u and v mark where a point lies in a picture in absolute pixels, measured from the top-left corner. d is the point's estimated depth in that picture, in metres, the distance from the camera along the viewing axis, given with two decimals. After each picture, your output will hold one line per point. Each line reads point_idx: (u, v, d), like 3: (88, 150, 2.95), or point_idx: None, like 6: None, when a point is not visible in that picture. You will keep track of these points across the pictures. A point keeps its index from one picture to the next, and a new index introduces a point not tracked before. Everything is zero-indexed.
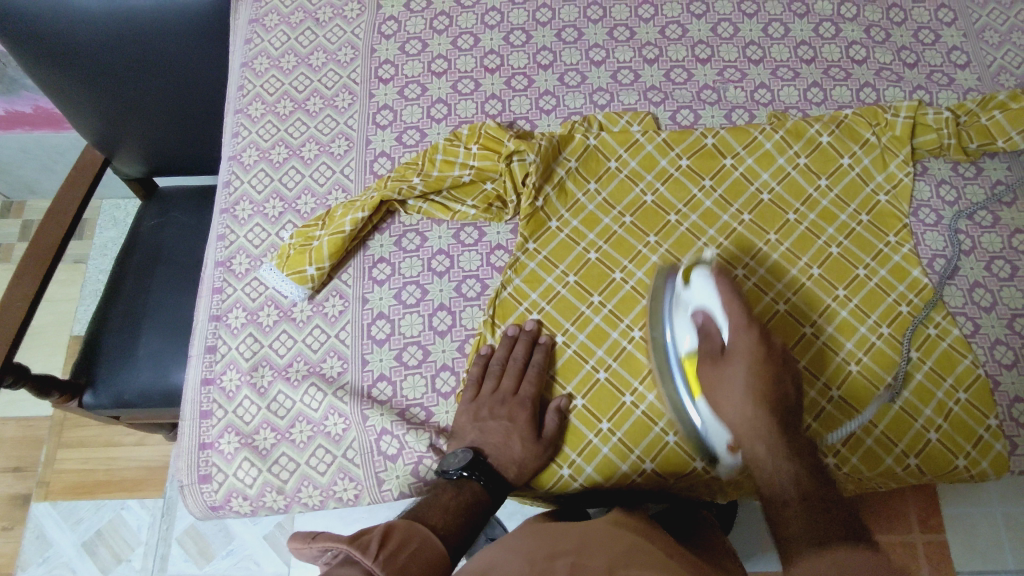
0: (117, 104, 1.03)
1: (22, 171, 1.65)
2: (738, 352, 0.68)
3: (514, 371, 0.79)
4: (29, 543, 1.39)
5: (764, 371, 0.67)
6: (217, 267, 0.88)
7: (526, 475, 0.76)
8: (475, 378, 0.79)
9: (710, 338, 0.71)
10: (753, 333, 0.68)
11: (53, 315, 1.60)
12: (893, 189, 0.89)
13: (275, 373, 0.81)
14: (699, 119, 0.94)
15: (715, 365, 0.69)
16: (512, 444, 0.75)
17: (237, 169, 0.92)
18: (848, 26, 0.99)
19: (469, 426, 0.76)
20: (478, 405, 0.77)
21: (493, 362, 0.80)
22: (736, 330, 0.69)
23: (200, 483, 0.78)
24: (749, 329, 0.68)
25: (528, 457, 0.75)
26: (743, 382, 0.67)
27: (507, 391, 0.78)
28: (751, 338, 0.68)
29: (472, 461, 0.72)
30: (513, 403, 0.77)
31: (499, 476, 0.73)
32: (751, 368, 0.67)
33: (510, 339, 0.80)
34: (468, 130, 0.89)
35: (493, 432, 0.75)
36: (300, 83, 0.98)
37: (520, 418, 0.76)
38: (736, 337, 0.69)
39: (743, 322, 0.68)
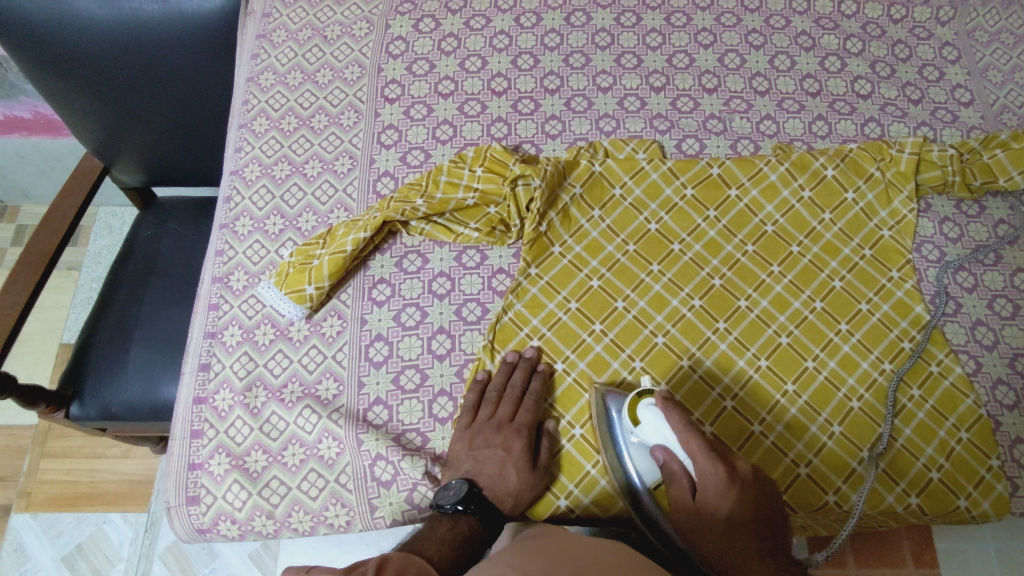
0: (120, 114, 1.02)
1: (18, 176, 1.63)
2: (706, 494, 0.64)
3: (511, 398, 0.77)
4: (7, 555, 1.36)
5: (738, 509, 0.63)
6: (214, 283, 0.86)
7: (522, 506, 0.73)
8: (471, 405, 0.77)
9: (677, 480, 0.67)
10: (720, 473, 0.63)
11: (43, 322, 1.58)
12: (896, 224, 0.89)
13: (269, 394, 0.79)
14: (704, 149, 0.94)
15: (690, 511, 0.65)
16: (507, 474, 0.72)
17: (239, 184, 0.91)
18: (854, 61, 0.99)
19: (464, 455, 0.74)
20: (473, 432, 0.75)
21: (490, 388, 0.78)
22: (701, 473, 0.64)
23: (187, 505, 0.76)
24: (714, 470, 0.64)
25: (524, 488, 0.73)
26: (717, 524, 0.63)
27: (503, 419, 0.76)
28: (717, 479, 0.63)
29: (467, 494, 0.70)
30: (509, 431, 0.75)
31: (495, 508, 0.71)
32: (727, 516, 0.62)
33: (509, 366, 0.79)
34: (474, 153, 0.89)
35: (488, 461, 0.73)
36: (305, 99, 0.97)
37: (516, 446, 0.74)
38: (703, 480, 0.64)
39: (704, 461, 0.64)
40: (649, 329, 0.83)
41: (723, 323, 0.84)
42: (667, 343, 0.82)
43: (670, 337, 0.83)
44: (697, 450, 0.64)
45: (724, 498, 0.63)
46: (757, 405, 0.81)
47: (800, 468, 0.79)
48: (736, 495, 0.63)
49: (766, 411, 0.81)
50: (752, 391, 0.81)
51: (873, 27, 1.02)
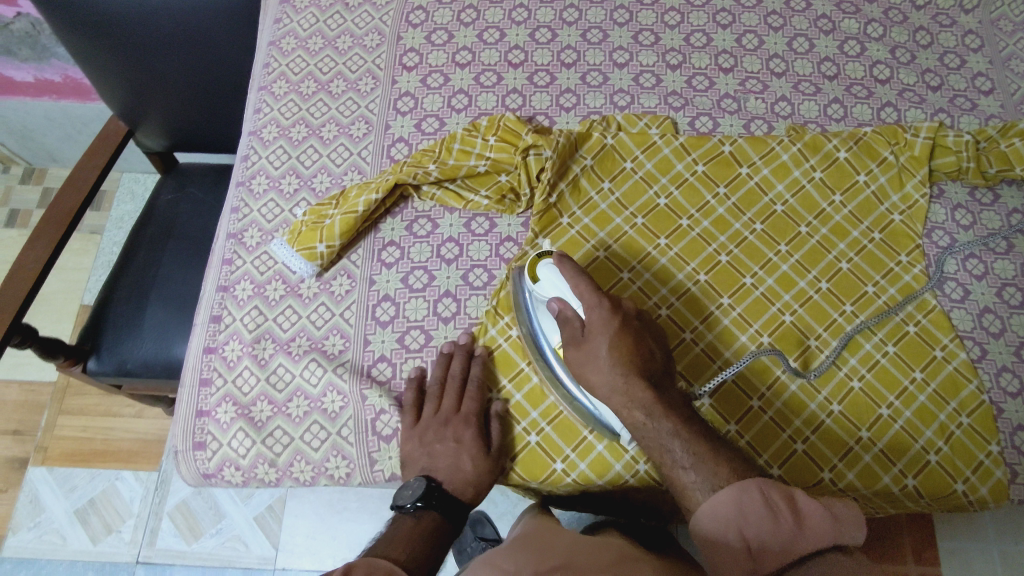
0: (145, 77, 1.05)
1: (46, 139, 1.68)
2: (595, 328, 0.70)
3: (454, 390, 0.77)
4: (23, 505, 1.41)
5: (625, 341, 0.69)
6: (228, 239, 0.88)
7: (483, 493, 0.74)
8: (414, 403, 0.77)
9: (569, 323, 0.71)
10: (605, 306, 0.70)
11: (64, 283, 1.62)
12: (908, 209, 0.89)
13: (276, 346, 0.81)
14: (717, 127, 0.94)
15: (579, 344, 0.71)
16: (464, 463, 0.73)
17: (257, 144, 0.93)
18: (874, 45, 0.99)
19: (419, 452, 0.75)
20: (421, 429, 0.76)
21: (431, 383, 0.78)
22: (588, 308, 0.70)
23: (194, 450, 0.78)
24: (599, 303, 0.70)
25: (482, 474, 0.74)
26: (606, 354, 0.69)
27: (450, 411, 0.76)
28: (603, 312, 0.70)
29: (427, 490, 0.70)
30: (458, 421, 0.75)
31: (456, 500, 0.72)
32: (610, 341, 0.69)
33: (446, 357, 0.79)
34: (488, 122, 0.90)
35: (443, 454, 0.74)
36: (325, 64, 0.98)
37: (466, 435, 0.74)
38: (590, 316, 0.70)
39: (593, 299, 0.70)
40: (653, 301, 0.84)
41: (727, 298, 0.84)
42: (671, 316, 0.83)
43: (674, 309, 0.84)
44: (586, 291, 0.70)
45: (607, 327, 0.70)
46: (757, 380, 0.81)
47: (797, 444, 0.79)
48: (619, 323, 0.70)
49: (765, 386, 0.81)
50: (752, 364, 0.82)
51: (895, 12, 1.01)
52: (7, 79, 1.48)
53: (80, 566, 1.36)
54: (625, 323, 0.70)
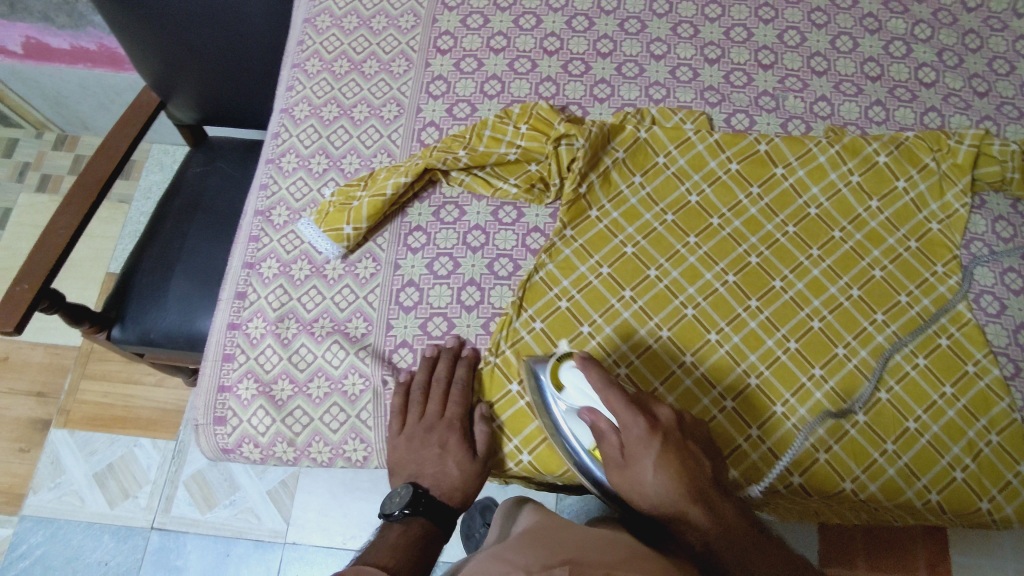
0: (180, 49, 1.06)
1: (79, 107, 1.69)
2: (634, 449, 0.67)
3: (438, 394, 0.77)
4: (44, 466, 1.45)
5: (670, 460, 0.66)
6: (256, 216, 0.88)
7: (471, 495, 0.74)
8: (399, 407, 0.77)
9: (605, 438, 0.69)
10: (642, 423, 0.67)
11: (91, 249, 1.64)
12: (946, 218, 0.86)
13: (300, 326, 0.81)
14: (753, 125, 0.92)
15: (620, 464, 0.67)
16: (449, 468, 0.74)
17: (288, 122, 0.93)
18: (920, 47, 0.96)
19: (404, 459, 0.75)
20: (407, 435, 0.76)
21: (414, 387, 0.77)
22: (624, 425, 0.67)
23: (214, 425, 0.79)
24: (636, 421, 0.67)
25: (468, 478, 0.74)
26: (652, 480, 0.65)
27: (434, 417, 0.76)
28: (640, 430, 0.66)
29: (414, 496, 0.71)
30: (442, 427, 0.75)
31: (443, 505, 0.72)
32: (655, 464, 0.65)
33: (430, 361, 0.78)
34: (520, 109, 0.89)
35: (429, 459, 0.74)
36: (359, 44, 0.97)
37: (450, 441, 0.74)
38: (626, 434, 0.67)
39: (627, 414, 0.67)
40: (679, 300, 0.83)
41: (755, 301, 0.83)
42: (697, 316, 0.82)
43: (700, 310, 0.82)
44: (618, 405, 0.67)
45: (647, 446, 0.66)
46: (781, 386, 0.80)
47: (819, 453, 0.78)
48: (660, 441, 0.66)
49: (789, 392, 0.80)
50: (777, 370, 0.80)
51: (944, 14, 0.98)
52: (45, 45, 1.50)
53: (97, 529, 1.40)
54: (667, 441, 0.66)
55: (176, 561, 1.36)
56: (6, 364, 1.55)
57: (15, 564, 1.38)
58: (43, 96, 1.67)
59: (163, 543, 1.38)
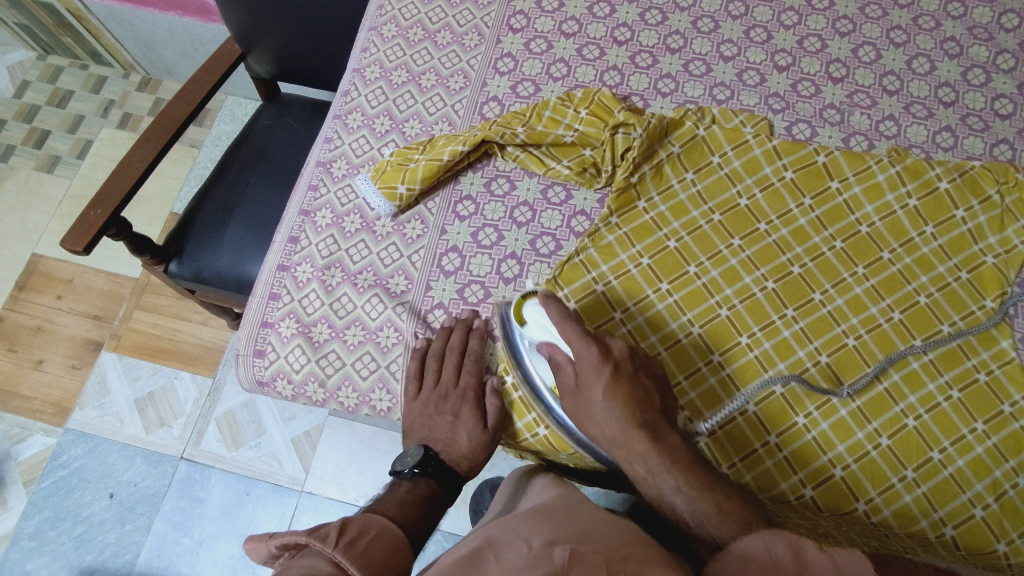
0: (265, 5, 1.13)
1: (166, 51, 1.78)
2: (587, 378, 0.70)
3: (453, 363, 0.79)
4: (91, 385, 1.54)
5: (618, 387, 0.69)
6: (318, 166, 0.92)
7: (477, 464, 0.77)
8: (415, 373, 0.79)
9: (562, 369, 0.72)
10: (593, 352, 0.69)
11: (160, 188, 1.74)
12: (1004, 253, 0.84)
13: (344, 276, 0.84)
14: (815, 136, 0.91)
15: (575, 390, 0.71)
16: (459, 437, 0.76)
17: (358, 81, 0.95)
18: (1000, 77, 0.93)
19: (418, 424, 0.78)
20: (422, 401, 0.78)
21: (430, 353, 0.79)
22: (577, 354, 0.70)
23: (253, 357, 0.82)
24: (589, 349, 0.70)
25: (476, 448, 0.76)
26: (600, 403, 0.70)
27: (449, 385, 0.78)
28: (592, 358, 0.69)
29: (425, 457, 0.74)
30: (456, 396, 0.78)
31: (450, 470, 0.75)
32: (604, 390, 0.69)
33: (446, 330, 0.81)
34: (583, 94, 0.91)
35: (441, 426, 0.77)
36: (435, 14, 0.99)
37: (463, 411, 0.77)
38: (580, 363, 0.70)
39: (581, 344, 0.70)
40: (714, 299, 0.83)
41: (791, 310, 0.83)
42: (730, 317, 0.82)
43: (734, 312, 0.83)
44: (573, 338, 0.70)
45: (599, 374, 0.70)
46: (806, 399, 0.79)
47: (835, 470, 0.77)
48: (611, 371, 0.69)
49: (814, 405, 0.79)
50: (804, 383, 0.80)
51: None
52: None
53: (131, 451, 1.48)
54: (616, 370, 0.69)
55: (199, 492, 1.43)
56: (69, 286, 1.65)
57: (54, 471, 1.47)
58: (136, 39, 1.77)
59: (189, 473, 1.45)
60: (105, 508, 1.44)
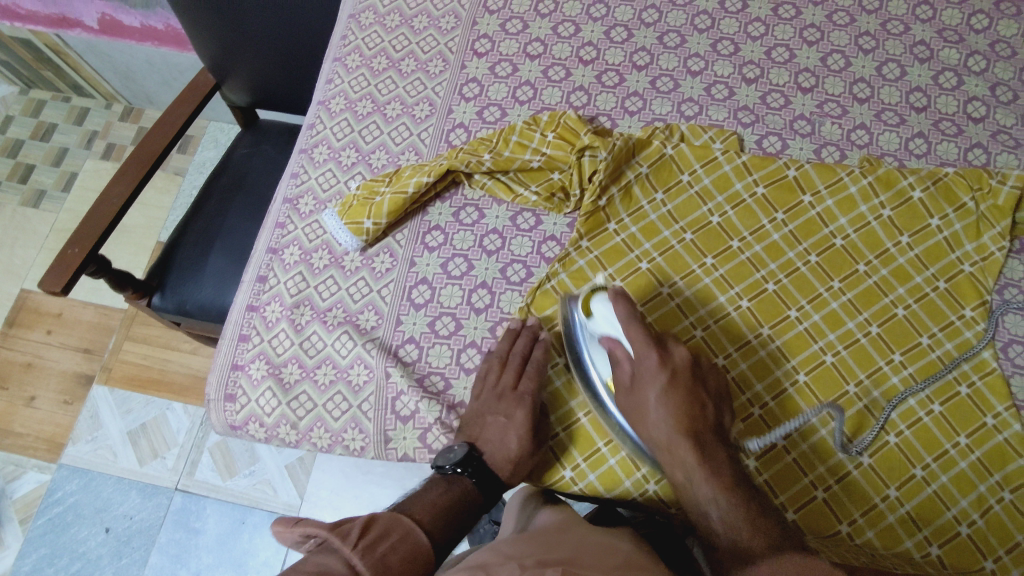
0: (235, 36, 1.13)
1: (145, 80, 1.78)
2: (646, 378, 0.71)
3: (514, 366, 0.77)
4: (84, 419, 1.53)
5: (674, 393, 0.70)
6: (285, 203, 0.91)
7: (521, 473, 0.74)
8: (479, 372, 0.79)
9: (620, 366, 0.73)
10: (654, 356, 0.71)
11: (145, 218, 1.74)
12: (981, 261, 0.83)
13: (314, 314, 0.83)
14: (786, 149, 0.90)
15: (628, 389, 0.72)
16: (508, 440, 0.74)
17: (323, 114, 0.95)
18: (972, 80, 0.92)
19: (471, 422, 0.76)
20: (477, 400, 0.77)
21: (495, 354, 0.78)
22: (638, 355, 0.72)
23: (224, 401, 0.82)
24: (650, 352, 0.71)
25: (523, 456, 0.74)
26: (654, 403, 0.70)
27: (506, 388, 0.76)
28: (652, 362, 0.71)
29: (467, 457, 0.72)
30: (514, 400, 0.76)
31: (493, 474, 0.73)
32: (660, 391, 0.70)
33: (512, 333, 0.80)
34: (549, 117, 0.89)
35: (492, 427, 0.75)
36: (399, 42, 0.98)
37: (516, 415, 0.75)
38: (641, 363, 0.72)
39: (642, 345, 0.71)
40: (689, 320, 0.82)
41: (767, 329, 0.82)
42: (706, 338, 0.81)
43: (710, 332, 0.82)
44: (637, 339, 0.71)
45: (657, 377, 0.71)
46: (785, 419, 0.78)
47: (817, 491, 0.76)
48: (668, 376, 0.70)
49: (794, 426, 0.78)
50: (782, 402, 0.79)
51: (1002, 46, 0.94)
52: (118, 22, 1.56)
53: (125, 484, 1.47)
54: (675, 376, 0.70)
55: (195, 524, 1.43)
56: (59, 320, 1.65)
57: (49, 508, 1.47)
58: (115, 70, 1.77)
59: (184, 505, 1.45)
60: (101, 542, 1.44)
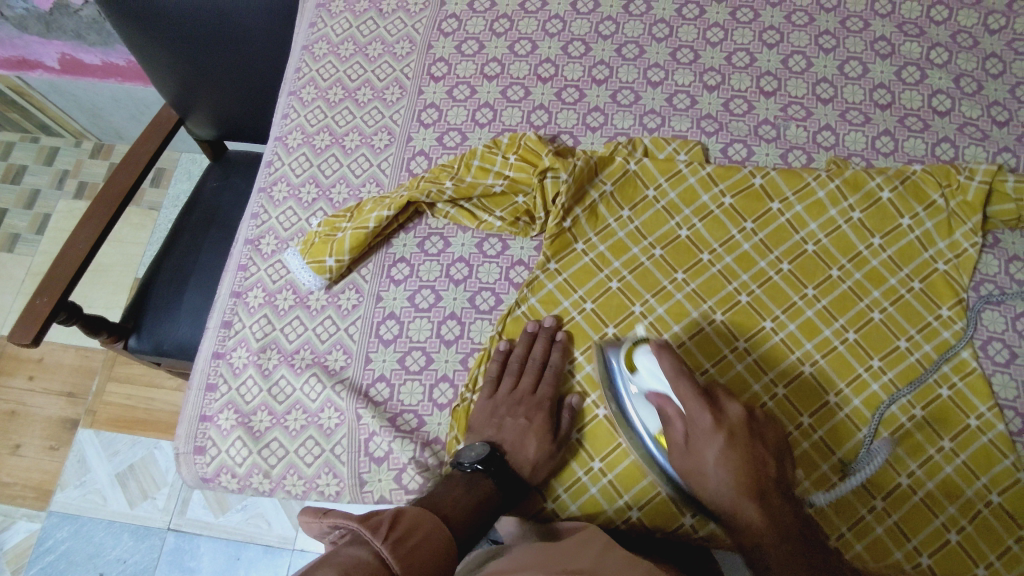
0: (193, 71, 1.10)
1: (112, 116, 1.76)
2: (699, 436, 0.67)
3: (533, 371, 0.78)
4: (71, 465, 1.51)
5: (732, 449, 0.65)
6: (246, 244, 0.89)
7: (538, 477, 0.73)
8: (494, 375, 0.78)
9: (672, 424, 0.69)
10: (707, 416, 0.66)
11: (121, 256, 1.71)
12: (955, 259, 0.81)
13: (281, 357, 0.82)
14: (751, 155, 0.89)
15: (683, 450, 0.67)
16: (528, 443, 0.73)
17: (281, 151, 0.94)
18: (935, 73, 0.91)
19: (488, 424, 0.75)
20: (495, 402, 0.76)
21: (511, 359, 0.79)
22: (690, 414, 0.67)
23: (194, 454, 0.80)
24: (703, 411, 0.67)
25: (542, 459, 0.73)
26: (711, 469, 0.65)
27: (525, 392, 0.77)
28: (705, 420, 0.66)
29: (489, 455, 0.71)
30: (532, 403, 0.76)
31: (512, 474, 0.72)
32: (719, 449, 0.65)
33: (530, 336, 0.79)
34: (509, 139, 0.88)
35: (511, 429, 0.74)
36: (354, 71, 0.97)
37: (537, 417, 0.74)
38: (693, 422, 0.67)
39: (693, 399, 0.67)
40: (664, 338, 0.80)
41: (742, 342, 0.80)
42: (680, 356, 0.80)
43: (685, 350, 0.80)
44: (686, 393, 0.67)
45: (713, 438, 0.66)
46: None
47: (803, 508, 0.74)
48: (724, 437, 0.65)
49: None
50: None
51: (964, 37, 0.93)
52: (79, 61, 1.54)
53: (117, 527, 1.45)
54: (731, 433, 0.66)
55: (190, 563, 1.41)
56: (40, 365, 1.62)
57: (42, 557, 1.45)
58: (81, 108, 1.75)
59: (178, 544, 1.43)
60: None
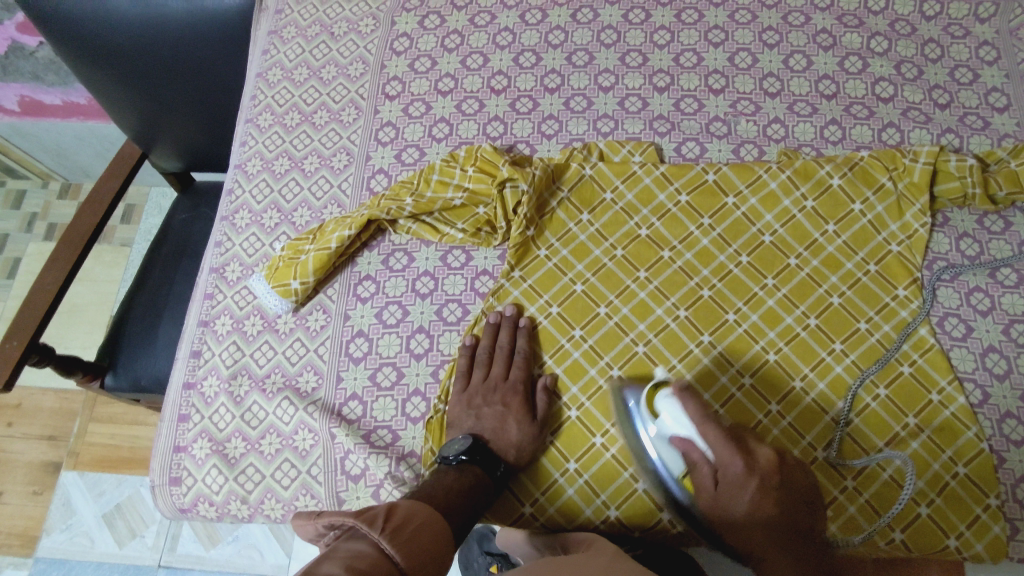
0: (153, 105, 1.10)
1: (77, 156, 1.75)
2: (730, 483, 0.63)
3: (502, 358, 0.79)
4: (56, 508, 1.49)
5: (766, 494, 0.63)
6: (211, 273, 0.90)
7: (525, 458, 0.75)
8: (465, 368, 0.79)
9: (698, 469, 0.64)
10: (741, 463, 0.62)
11: (95, 294, 1.70)
12: (907, 240, 0.83)
13: (252, 383, 0.82)
14: (704, 153, 0.91)
15: (711, 495, 0.64)
16: (509, 425, 0.75)
17: (241, 178, 0.94)
18: (877, 61, 0.93)
19: (465, 415, 0.76)
20: (469, 394, 0.77)
21: (479, 351, 0.80)
22: (721, 460, 0.63)
23: (169, 485, 0.80)
24: (735, 458, 0.63)
25: (526, 440, 0.75)
26: (743, 513, 0.62)
27: (498, 379, 0.78)
28: (739, 467, 0.62)
29: (472, 445, 0.72)
30: (506, 388, 0.77)
31: (498, 458, 0.73)
32: (751, 500, 0.62)
33: (493, 327, 0.80)
34: (466, 152, 0.89)
35: (489, 417, 0.76)
36: (309, 95, 0.99)
37: (513, 400, 0.76)
38: (725, 469, 0.63)
39: (726, 447, 0.63)
40: (630, 337, 0.81)
41: (708, 336, 0.81)
42: (648, 354, 0.80)
43: (652, 347, 0.80)
44: (719, 442, 0.63)
45: (745, 486, 0.62)
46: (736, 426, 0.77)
47: None
48: (758, 483, 0.62)
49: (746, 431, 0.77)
50: (732, 409, 0.78)
51: (902, 25, 0.96)
52: (40, 102, 1.54)
53: (106, 568, 1.43)
54: (765, 481, 0.63)
55: None
56: (18, 410, 1.60)
57: None
58: (45, 149, 1.74)
59: None
60: None
